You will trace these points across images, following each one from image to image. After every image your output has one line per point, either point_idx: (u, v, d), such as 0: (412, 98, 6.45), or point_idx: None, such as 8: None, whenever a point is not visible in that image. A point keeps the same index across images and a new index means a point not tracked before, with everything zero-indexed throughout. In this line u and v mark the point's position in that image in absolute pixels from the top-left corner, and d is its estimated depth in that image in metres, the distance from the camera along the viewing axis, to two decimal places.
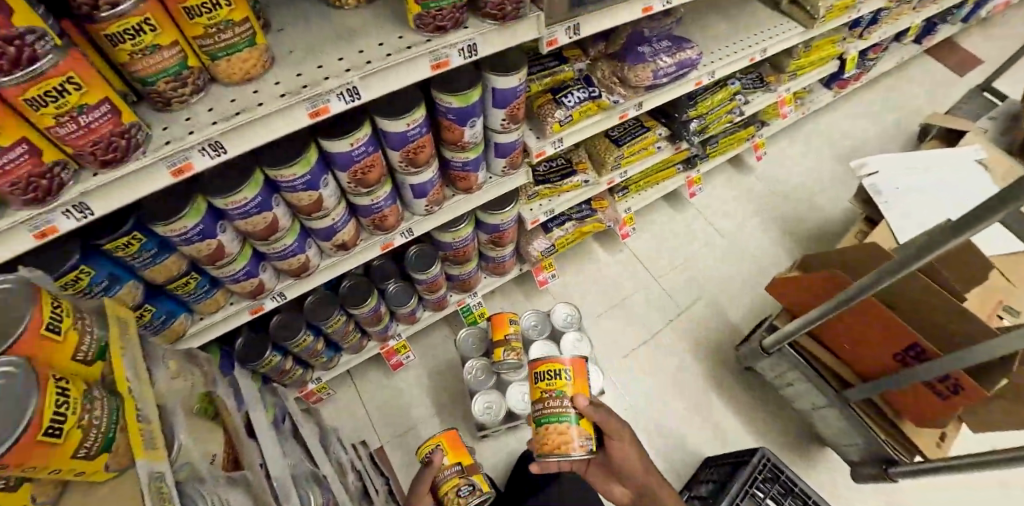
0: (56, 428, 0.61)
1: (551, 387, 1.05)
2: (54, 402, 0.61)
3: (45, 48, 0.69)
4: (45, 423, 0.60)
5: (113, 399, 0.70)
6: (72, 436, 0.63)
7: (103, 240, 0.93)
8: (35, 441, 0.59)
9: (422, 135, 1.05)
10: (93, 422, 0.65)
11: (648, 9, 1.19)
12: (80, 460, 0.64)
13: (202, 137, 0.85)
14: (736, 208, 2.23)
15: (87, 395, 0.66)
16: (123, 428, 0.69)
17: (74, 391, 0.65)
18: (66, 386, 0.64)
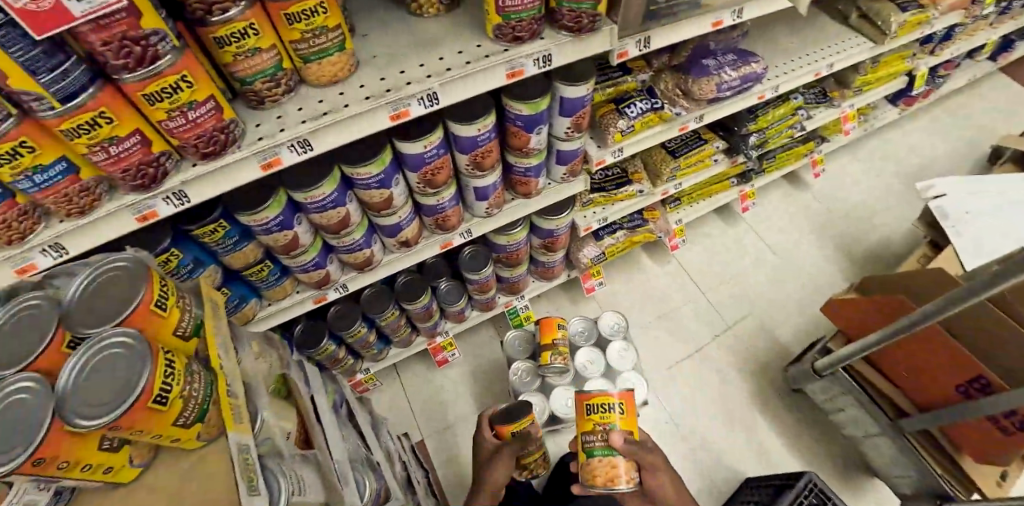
0: (163, 397, 0.67)
1: (603, 419, 1.14)
2: (164, 373, 0.67)
3: (165, 48, 0.75)
4: (155, 391, 0.66)
5: (207, 374, 0.76)
6: (175, 405, 0.69)
7: (193, 226, 1.01)
8: (145, 406, 0.65)
9: (490, 140, 1.10)
10: (191, 393, 0.71)
11: (718, 23, 1.18)
12: (179, 427, 0.70)
13: (293, 135, 0.91)
14: (790, 225, 2.17)
15: (188, 369, 0.72)
16: (215, 400, 0.75)
17: (178, 364, 0.70)
18: (172, 359, 0.70)
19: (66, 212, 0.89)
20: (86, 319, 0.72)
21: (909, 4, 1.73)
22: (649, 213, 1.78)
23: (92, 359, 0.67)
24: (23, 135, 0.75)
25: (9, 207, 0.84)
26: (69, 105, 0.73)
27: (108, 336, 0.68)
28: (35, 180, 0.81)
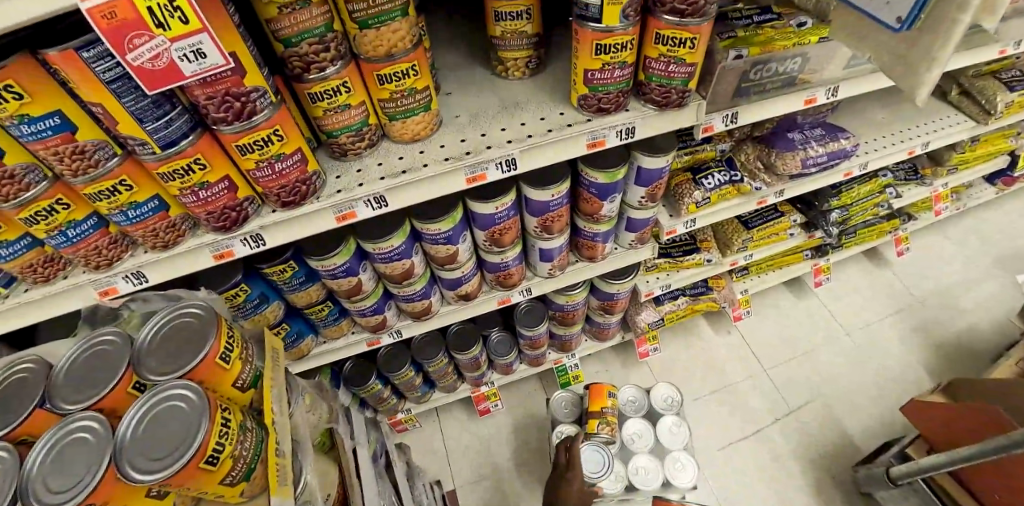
0: (214, 457, 0.65)
1: None
2: (218, 434, 0.66)
3: (263, 104, 0.77)
4: (208, 452, 0.64)
5: (259, 431, 0.74)
6: (224, 465, 0.67)
7: (265, 264, 1.03)
8: (196, 466, 0.63)
9: (562, 206, 1.08)
10: (242, 453, 0.69)
11: (811, 100, 1.11)
12: (225, 487, 0.67)
13: (370, 192, 0.92)
14: (867, 304, 2.01)
15: (242, 426, 0.70)
16: (263, 459, 0.73)
17: (234, 423, 0.69)
18: (229, 416, 0.69)
19: (150, 246, 0.93)
20: (154, 364, 0.73)
21: (1017, 84, 1.60)
22: (714, 280, 1.71)
23: (153, 410, 0.68)
24: (123, 174, 0.80)
25: (102, 235, 0.91)
26: (169, 151, 0.76)
27: (172, 386, 0.69)
28: (128, 215, 0.86)
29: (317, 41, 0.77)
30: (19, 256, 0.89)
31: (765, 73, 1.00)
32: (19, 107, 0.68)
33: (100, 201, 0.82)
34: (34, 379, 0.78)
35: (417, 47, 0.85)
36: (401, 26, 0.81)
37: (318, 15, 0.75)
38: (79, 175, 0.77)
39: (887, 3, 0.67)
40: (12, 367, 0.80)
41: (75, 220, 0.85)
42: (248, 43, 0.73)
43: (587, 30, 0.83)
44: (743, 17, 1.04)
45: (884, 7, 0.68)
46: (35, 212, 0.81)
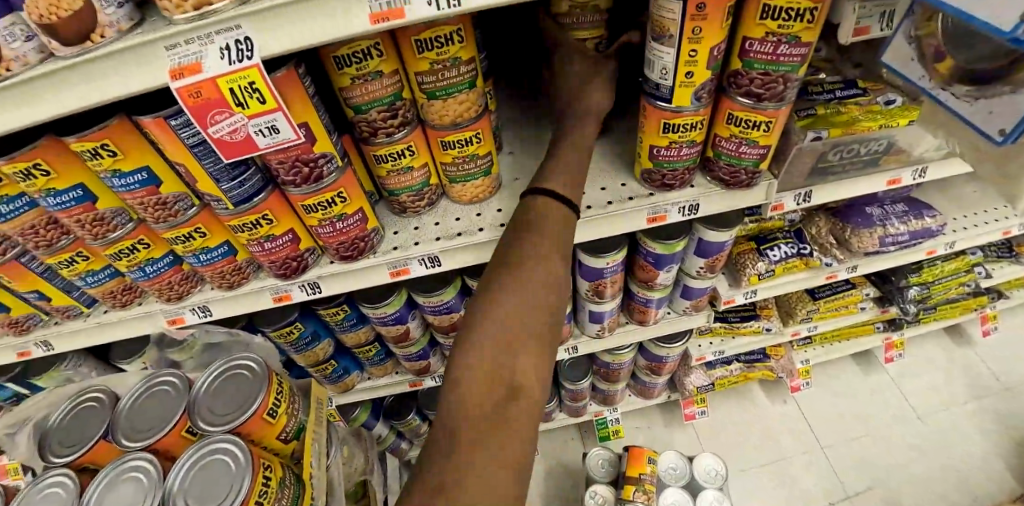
0: None
1: None
2: (258, 492, 0.62)
3: (330, 169, 0.79)
4: None
5: (297, 486, 0.70)
6: None
7: (320, 306, 1.04)
8: None
9: (616, 273, 1.07)
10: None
11: (895, 181, 1.04)
12: None
13: (425, 251, 0.92)
14: (946, 385, 1.83)
15: (281, 482, 0.67)
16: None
17: (274, 479, 0.65)
18: (269, 474, 0.65)
19: (217, 285, 0.94)
20: (207, 412, 0.73)
21: None
22: (773, 348, 1.66)
23: (196, 464, 0.66)
24: (198, 223, 0.82)
25: (175, 271, 0.91)
26: (241, 207, 0.79)
27: (216, 439, 0.67)
28: (199, 258, 0.87)
29: (386, 109, 0.79)
30: (101, 284, 0.90)
31: (846, 154, 0.95)
32: (113, 162, 0.70)
33: (177, 245, 0.84)
34: (100, 409, 0.78)
35: (482, 116, 0.85)
36: (467, 97, 0.81)
37: (389, 85, 0.77)
38: (160, 222, 0.80)
39: (987, 112, 0.60)
40: (81, 395, 0.80)
41: (153, 257, 0.86)
42: (320, 112, 0.76)
43: (655, 108, 0.81)
44: (824, 91, 0.98)
45: (984, 115, 0.61)
46: (119, 249, 0.82)
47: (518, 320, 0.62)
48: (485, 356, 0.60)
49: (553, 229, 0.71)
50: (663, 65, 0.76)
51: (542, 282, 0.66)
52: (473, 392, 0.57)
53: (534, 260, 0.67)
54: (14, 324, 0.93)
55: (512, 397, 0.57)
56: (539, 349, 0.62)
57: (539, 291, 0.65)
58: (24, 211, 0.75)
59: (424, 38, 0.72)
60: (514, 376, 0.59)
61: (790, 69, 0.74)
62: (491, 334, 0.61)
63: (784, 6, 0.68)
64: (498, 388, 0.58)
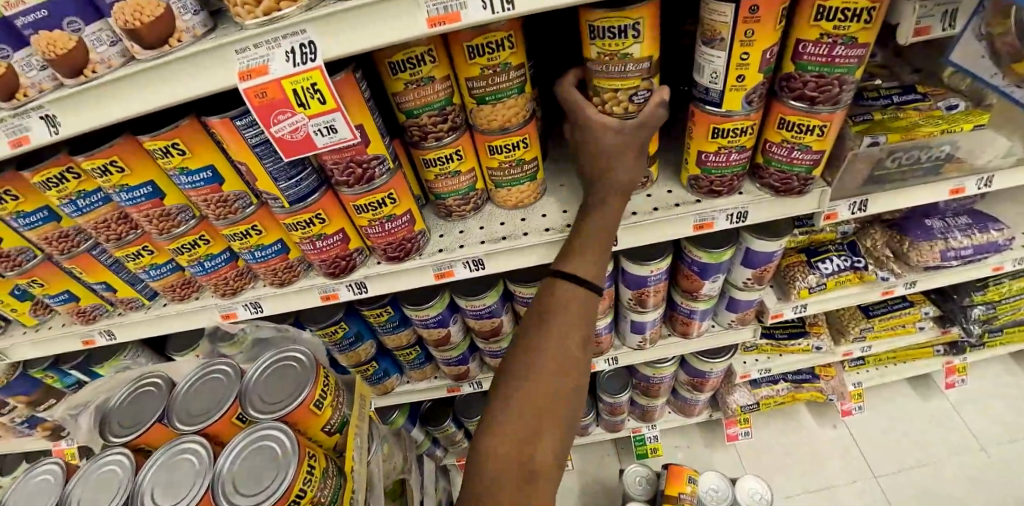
0: (297, 501, 0.63)
1: None
2: (302, 479, 0.64)
3: (381, 170, 0.81)
4: (291, 496, 0.63)
5: (338, 478, 0.72)
6: None
7: (365, 307, 1.06)
8: None
9: (660, 282, 1.06)
10: (321, 498, 0.67)
11: (958, 190, 1.00)
12: None
13: (469, 254, 0.92)
14: (1016, 413, 1.70)
15: (324, 472, 0.69)
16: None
17: (318, 469, 0.67)
18: (314, 463, 0.67)
19: (269, 282, 0.96)
20: (258, 400, 0.74)
21: None
22: (823, 369, 1.59)
23: (245, 448, 0.68)
24: (255, 220, 0.85)
25: (231, 268, 0.94)
26: (297, 206, 0.82)
27: (265, 425, 0.69)
28: (255, 254, 0.90)
29: (437, 113, 0.81)
30: (164, 277, 0.94)
31: (906, 160, 0.91)
32: (181, 160, 0.75)
33: (235, 241, 0.87)
34: (158, 393, 0.81)
35: (530, 122, 0.86)
36: (516, 102, 0.82)
37: (440, 90, 0.79)
38: (221, 219, 0.83)
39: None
40: (140, 380, 0.83)
41: (211, 253, 0.90)
42: (374, 115, 0.78)
43: (703, 112, 0.81)
44: (880, 97, 0.96)
45: None
46: (181, 244, 0.87)
47: (536, 413, 0.67)
48: (505, 447, 0.66)
49: (577, 317, 0.74)
50: (713, 68, 0.75)
51: (562, 374, 0.70)
52: (495, 479, 0.65)
53: (555, 350, 0.71)
54: (82, 313, 0.98)
55: (527, 484, 0.65)
56: (558, 436, 0.68)
57: (559, 377, 0.69)
58: (99, 205, 0.80)
59: (477, 44, 0.74)
60: (530, 464, 0.66)
61: (847, 72, 0.73)
62: (510, 425, 0.67)
63: (839, 7, 0.67)
64: (516, 476, 0.65)
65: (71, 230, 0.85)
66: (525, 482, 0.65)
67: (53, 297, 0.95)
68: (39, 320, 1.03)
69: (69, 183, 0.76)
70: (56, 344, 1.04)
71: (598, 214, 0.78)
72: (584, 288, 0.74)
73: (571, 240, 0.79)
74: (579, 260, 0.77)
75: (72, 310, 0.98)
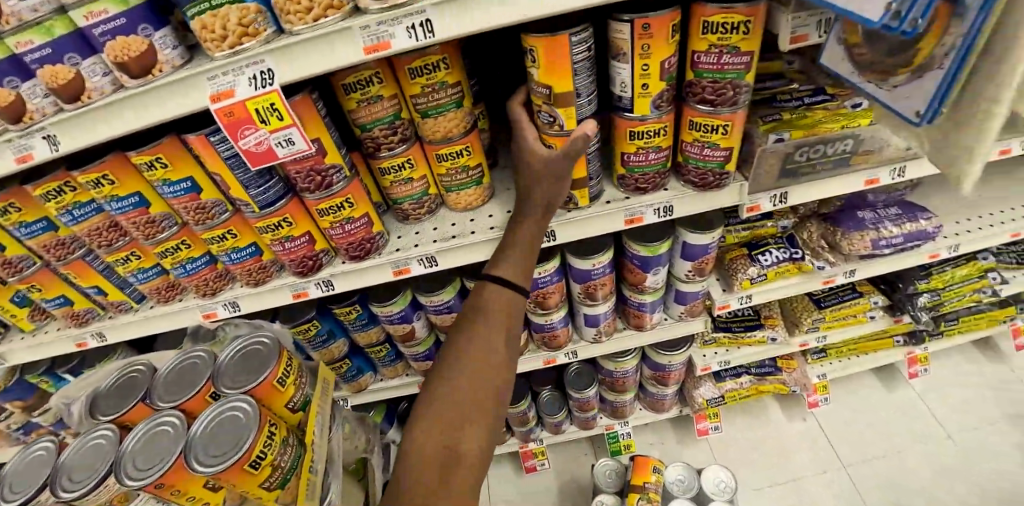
0: (257, 462, 0.74)
1: None
2: (262, 443, 0.75)
3: (339, 178, 0.92)
4: (252, 456, 0.74)
5: (299, 447, 0.82)
6: (264, 470, 0.75)
7: (335, 305, 1.16)
8: (241, 468, 0.73)
9: (604, 275, 1.15)
10: (281, 463, 0.78)
11: (873, 181, 1.08)
12: (263, 490, 0.76)
13: (423, 252, 1.03)
14: (979, 402, 1.75)
15: (284, 440, 0.79)
16: (298, 474, 0.81)
17: (277, 437, 0.78)
18: (274, 430, 0.78)
19: (245, 282, 1.07)
20: (229, 379, 0.84)
21: None
22: (785, 361, 1.65)
23: (216, 417, 0.79)
24: (230, 226, 0.96)
25: (211, 269, 1.05)
26: (266, 210, 0.93)
27: (234, 398, 0.79)
28: (231, 256, 1.01)
29: (387, 127, 0.93)
30: (150, 280, 1.06)
31: (814, 155, 1.01)
32: (164, 172, 0.87)
33: (213, 244, 0.98)
34: (142, 378, 0.92)
35: (471, 132, 0.97)
36: (455, 115, 0.93)
37: (389, 106, 0.90)
38: (199, 224, 0.94)
39: (905, 98, 0.70)
40: (128, 366, 0.94)
41: (192, 256, 1.01)
42: (331, 130, 0.90)
43: (621, 118, 0.91)
44: (792, 99, 1.06)
45: (904, 100, 0.70)
46: (166, 248, 0.98)
47: (458, 407, 0.75)
48: (428, 438, 0.73)
49: (500, 321, 0.85)
50: (621, 79, 0.86)
51: (483, 371, 0.79)
52: (424, 467, 0.71)
53: (480, 351, 0.81)
54: (75, 316, 1.11)
55: (449, 473, 0.70)
56: (480, 429, 0.75)
57: (486, 367, 0.80)
58: (92, 215, 0.92)
59: (416, 66, 0.86)
60: (452, 453, 0.72)
61: (737, 76, 0.84)
62: (436, 417, 0.74)
63: (720, 21, 0.78)
64: (439, 464, 0.71)
65: (67, 238, 0.97)
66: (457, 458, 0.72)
67: (49, 301, 1.07)
68: (36, 325, 1.15)
69: (67, 194, 0.89)
70: (51, 346, 1.15)
71: (528, 211, 0.89)
72: (510, 290, 0.87)
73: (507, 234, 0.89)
74: (506, 261, 0.89)
75: (66, 314, 1.10)
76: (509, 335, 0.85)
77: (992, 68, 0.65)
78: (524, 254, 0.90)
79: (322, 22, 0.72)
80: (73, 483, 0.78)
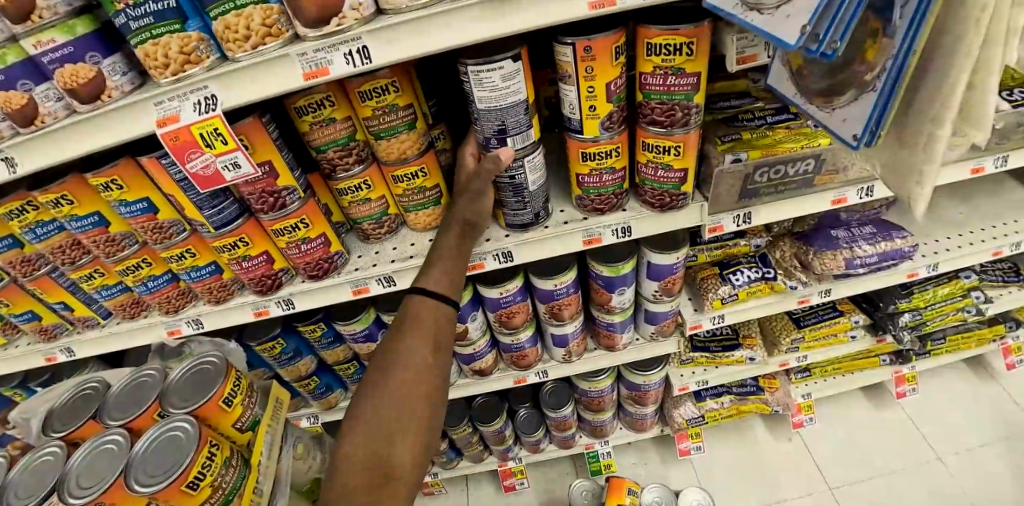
0: (196, 482, 0.73)
1: None
2: (201, 463, 0.74)
3: (293, 199, 0.93)
4: (190, 476, 0.72)
5: (243, 468, 0.81)
6: (203, 491, 0.74)
7: (299, 323, 1.16)
8: (178, 489, 0.71)
9: (568, 295, 1.14)
10: (222, 483, 0.76)
11: (840, 200, 1.07)
12: None
13: (381, 272, 1.04)
14: (971, 423, 1.70)
15: (226, 460, 0.78)
16: (241, 495, 0.79)
17: (218, 457, 0.77)
18: (215, 450, 0.77)
19: (207, 300, 1.08)
20: (175, 398, 0.84)
21: None
22: (767, 381, 1.63)
23: (158, 438, 0.78)
24: (189, 245, 0.97)
25: (173, 287, 1.07)
26: (222, 230, 0.93)
27: (177, 418, 0.79)
28: (191, 275, 1.02)
29: (341, 148, 0.93)
30: (115, 297, 1.08)
31: (775, 175, 1.00)
32: (120, 193, 0.88)
33: (173, 263, 0.99)
34: (97, 394, 0.93)
35: (426, 153, 0.98)
36: (409, 137, 0.94)
37: (342, 129, 0.91)
38: (158, 243, 0.95)
39: (842, 120, 0.70)
40: (83, 383, 0.95)
41: (154, 274, 1.03)
42: (283, 152, 0.90)
43: (573, 139, 0.91)
44: (755, 118, 1.06)
45: (842, 123, 0.70)
46: (127, 266, 1.00)
47: (390, 418, 0.75)
48: (360, 452, 0.73)
49: (428, 333, 0.84)
50: (569, 101, 0.85)
51: (415, 383, 0.78)
52: (352, 479, 0.71)
53: (409, 361, 0.80)
54: (44, 331, 1.13)
55: (383, 485, 0.71)
56: (415, 440, 0.75)
57: (418, 375, 0.79)
58: (54, 233, 0.94)
59: (365, 89, 0.86)
60: (386, 466, 0.72)
61: (685, 98, 0.83)
62: (367, 430, 0.74)
63: (662, 43, 0.77)
64: (372, 476, 0.71)
65: (32, 256, 0.99)
66: (388, 467, 0.72)
67: (17, 316, 1.09)
68: (7, 340, 1.18)
69: (28, 213, 0.90)
70: (21, 360, 1.18)
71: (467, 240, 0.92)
72: (436, 301, 0.86)
73: (451, 258, 0.91)
74: (434, 273, 0.89)
75: (35, 328, 1.12)
76: (438, 345, 0.83)
77: (931, 85, 0.66)
78: (454, 259, 0.91)
79: (263, 49, 0.73)
80: (19, 500, 0.79)
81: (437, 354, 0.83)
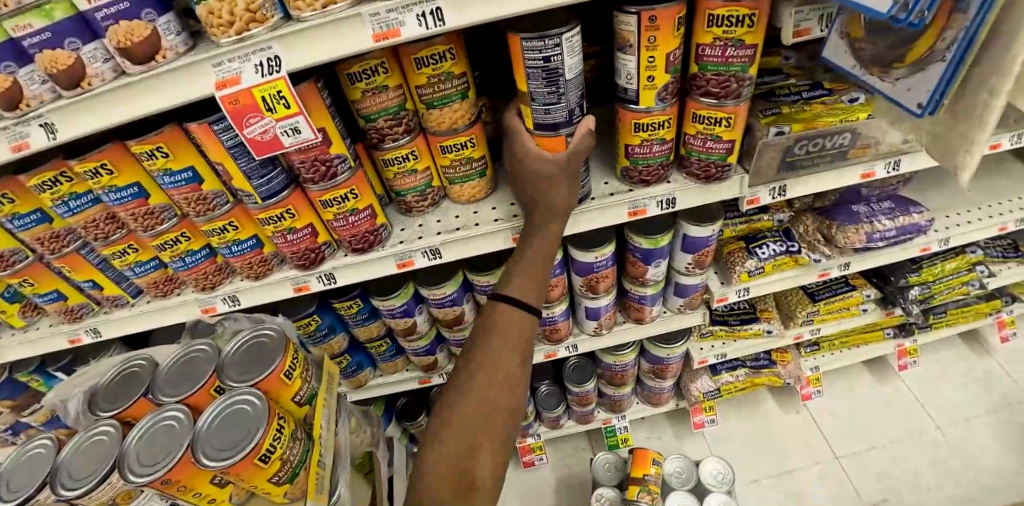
0: (267, 456, 0.73)
1: None
2: (271, 438, 0.74)
3: (343, 168, 0.91)
4: (261, 450, 0.73)
5: (306, 441, 0.81)
6: (273, 464, 0.75)
7: (336, 299, 1.15)
8: (250, 463, 0.72)
9: (607, 267, 1.16)
10: (290, 456, 0.77)
11: (869, 174, 1.10)
12: (271, 484, 0.75)
13: (428, 244, 1.04)
14: (965, 393, 1.80)
15: (292, 434, 0.78)
16: (306, 467, 0.80)
17: (286, 431, 0.77)
18: (283, 424, 0.77)
19: (246, 275, 1.06)
20: (234, 372, 0.83)
21: None
22: (779, 355, 1.68)
23: (222, 411, 0.77)
24: (232, 217, 0.95)
25: (210, 263, 1.04)
26: (269, 201, 0.91)
27: (241, 392, 0.78)
28: (232, 249, 1.00)
29: (392, 117, 0.92)
30: (147, 274, 1.05)
31: (813, 148, 1.03)
32: (165, 162, 0.85)
33: (213, 236, 0.97)
34: (145, 372, 0.92)
35: (475, 124, 0.97)
36: (461, 106, 0.93)
37: (394, 97, 0.90)
38: (200, 216, 0.93)
39: (907, 89, 0.73)
40: (128, 361, 0.93)
41: (192, 249, 1.00)
42: (335, 120, 0.89)
43: (627, 110, 0.92)
44: (791, 94, 1.08)
45: (907, 92, 0.74)
46: (165, 240, 0.97)
47: (475, 427, 0.86)
48: (449, 451, 0.85)
49: (517, 334, 0.92)
50: (627, 71, 0.86)
51: (499, 394, 0.88)
52: (441, 478, 0.84)
53: (495, 371, 0.89)
54: (69, 311, 1.09)
55: (465, 491, 0.83)
56: (495, 453, 0.86)
57: (502, 389, 0.88)
58: (89, 206, 0.90)
59: (423, 56, 0.85)
60: (468, 474, 0.84)
61: (741, 70, 0.85)
62: (454, 437, 0.85)
63: (725, 14, 0.78)
64: (457, 480, 0.84)
65: (61, 231, 0.96)
66: (470, 474, 0.84)
67: (42, 296, 1.05)
68: (27, 322, 1.13)
69: (62, 185, 0.86)
70: (43, 343, 1.14)
71: (538, 235, 0.95)
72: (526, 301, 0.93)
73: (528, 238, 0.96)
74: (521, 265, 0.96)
75: (60, 309, 1.08)
76: (525, 350, 0.92)
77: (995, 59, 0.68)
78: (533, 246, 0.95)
79: (332, 9, 0.71)
80: (74, 480, 0.76)
81: (523, 358, 0.92)
